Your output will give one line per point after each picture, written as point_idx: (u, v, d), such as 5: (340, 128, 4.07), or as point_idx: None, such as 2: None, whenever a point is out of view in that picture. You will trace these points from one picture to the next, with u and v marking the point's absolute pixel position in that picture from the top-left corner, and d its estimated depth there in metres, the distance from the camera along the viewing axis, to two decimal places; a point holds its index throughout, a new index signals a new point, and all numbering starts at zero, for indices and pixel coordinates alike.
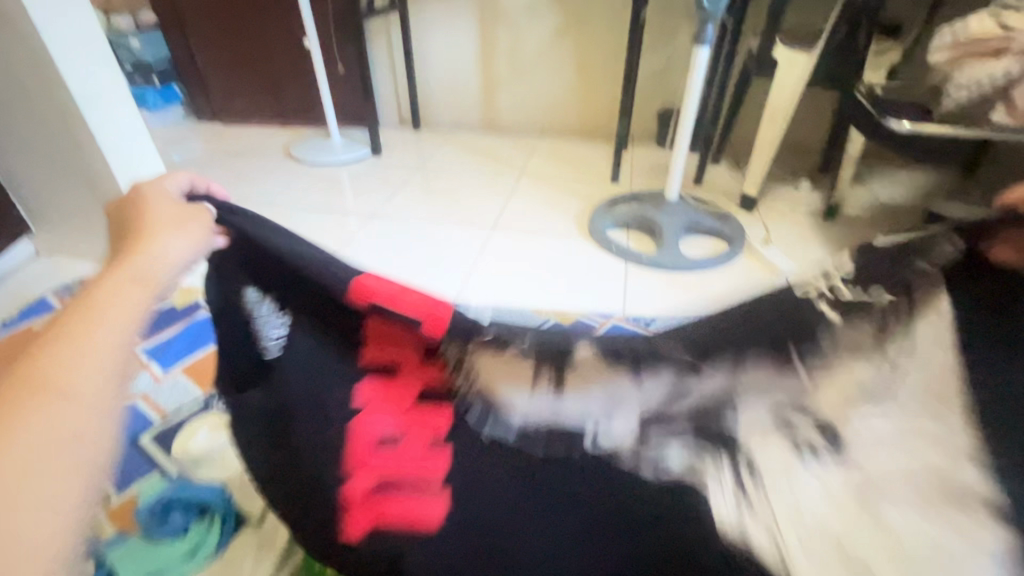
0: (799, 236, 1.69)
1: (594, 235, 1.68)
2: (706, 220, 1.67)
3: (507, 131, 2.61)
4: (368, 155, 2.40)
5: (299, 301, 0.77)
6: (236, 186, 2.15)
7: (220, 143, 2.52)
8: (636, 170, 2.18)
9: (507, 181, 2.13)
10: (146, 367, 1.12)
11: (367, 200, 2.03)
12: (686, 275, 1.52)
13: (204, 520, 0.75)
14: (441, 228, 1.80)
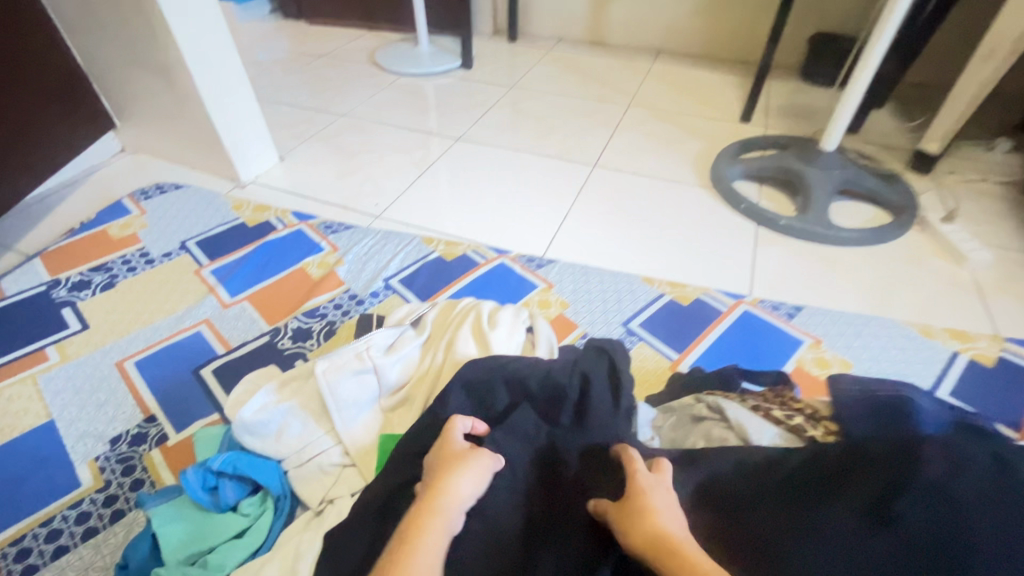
0: (989, 212, 1.30)
1: (718, 186, 1.39)
2: (869, 181, 1.32)
3: (616, 51, 2.24)
4: (457, 68, 2.15)
5: None
6: (317, 93, 1.99)
7: (304, 44, 2.34)
8: (772, 108, 1.79)
9: (613, 110, 1.82)
10: (212, 290, 1.03)
11: (452, 120, 1.82)
12: (833, 248, 1.22)
13: (257, 497, 0.61)
14: (533, 161, 1.56)
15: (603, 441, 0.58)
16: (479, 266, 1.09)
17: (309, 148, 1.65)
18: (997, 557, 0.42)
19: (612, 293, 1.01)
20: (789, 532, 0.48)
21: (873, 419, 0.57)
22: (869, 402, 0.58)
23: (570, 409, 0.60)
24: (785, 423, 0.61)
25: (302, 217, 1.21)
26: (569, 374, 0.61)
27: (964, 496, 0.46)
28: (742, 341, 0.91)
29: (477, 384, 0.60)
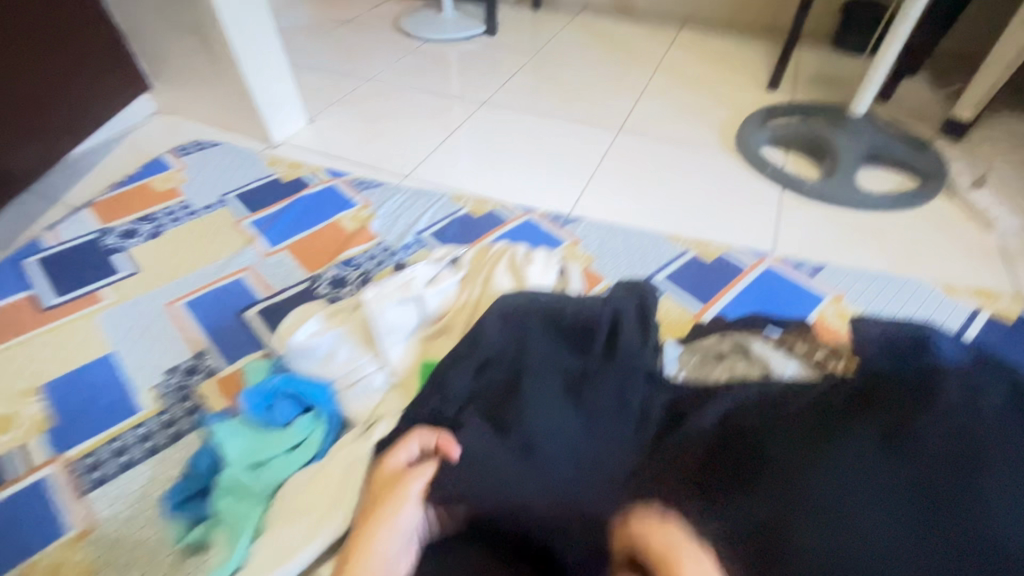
0: (1020, 179, 1.29)
1: (743, 152, 1.39)
2: (897, 147, 1.31)
3: (641, 18, 2.21)
4: (481, 35, 2.15)
5: None
6: (342, 58, 2.01)
7: (328, 10, 2.35)
8: (801, 76, 1.77)
9: (638, 77, 1.82)
10: (253, 240, 1.08)
11: (477, 86, 1.83)
12: (858, 212, 1.22)
13: (308, 416, 0.65)
14: (557, 125, 1.57)
15: (634, 369, 0.62)
16: (507, 223, 1.12)
17: (337, 112, 1.68)
18: (1014, 475, 0.41)
19: (637, 249, 1.04)
20: (806, 450, 0.46)
21: (887, 354, 0.58)
22: (885, 338, 0.60)
23: (600, 340, 0.64)
24: (807, 361, 0.64)
25: (334, 175, 1.25)
26: (601, 310, 0.65)
27: (981, 422, 0.45)
28: (764, 295, 0.94)
29: (516, 316, 0.64)
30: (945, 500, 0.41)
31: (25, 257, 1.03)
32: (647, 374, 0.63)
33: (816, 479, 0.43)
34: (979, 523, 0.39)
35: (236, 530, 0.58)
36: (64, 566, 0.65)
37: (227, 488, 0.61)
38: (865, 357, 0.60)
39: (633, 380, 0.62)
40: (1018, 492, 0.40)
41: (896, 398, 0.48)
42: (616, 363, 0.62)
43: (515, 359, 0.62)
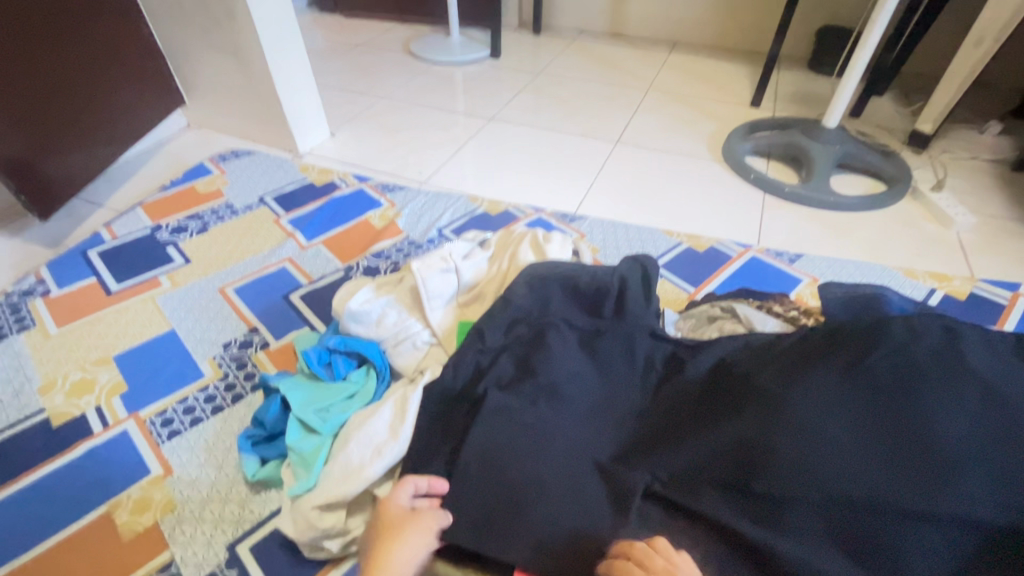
0: (975, 185, 1.44)
1: (729, 160, 1.54)
2: (866, 155, 1.46)
3: (634, 43, 2.40)
4: (486, 58, 2.32)
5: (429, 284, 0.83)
6: (358, 77, 2.17)
7: (342, 35, 2.52)
8: (781, 95, 1.93)
9: (632, 95, 1.98)
10: (291, 235, 1.20)
11: (484, 103, 1.98)
12: (833, 212, 1.36)
13: (363, 369, 0.77)
14: (560, 138, 1.72)
15: (641, 326, 0.74)
16: (519, 220, 1.25)
17: (356, 126, 1.82)
18: (935, 388, 0.55)
19: (636, 242, 1.17)
20: (781, 379, 0.61)
21: (845, 311, 0.72)
22: (845, 298, 0.74)
23: (611, 303, 0.75)
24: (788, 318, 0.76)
25: (361, 180, 1.38)
26: (610, 278, 0.76)
27: (914, 354, 0.59)
28: (750, 278, 1.06)
29: (540, 283, 0.76)
30: (888, 409, 0.55)
31: (87, 250, 1.14)
32: (650, 331, 0.74)
33: (790, 402, 0.58)
34: (915, 428, 0.53)
35: (308, 464, 0.69)
36: (149, 502, 0.75)
37: (297, 427, 0.72)
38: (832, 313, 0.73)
39: (639, 337, 0.73)
40: (938, 399, 0.55)
41: (849, 338, 0.63)
42: (624, 322, 0.74)
43: (540, 318, 0.74)
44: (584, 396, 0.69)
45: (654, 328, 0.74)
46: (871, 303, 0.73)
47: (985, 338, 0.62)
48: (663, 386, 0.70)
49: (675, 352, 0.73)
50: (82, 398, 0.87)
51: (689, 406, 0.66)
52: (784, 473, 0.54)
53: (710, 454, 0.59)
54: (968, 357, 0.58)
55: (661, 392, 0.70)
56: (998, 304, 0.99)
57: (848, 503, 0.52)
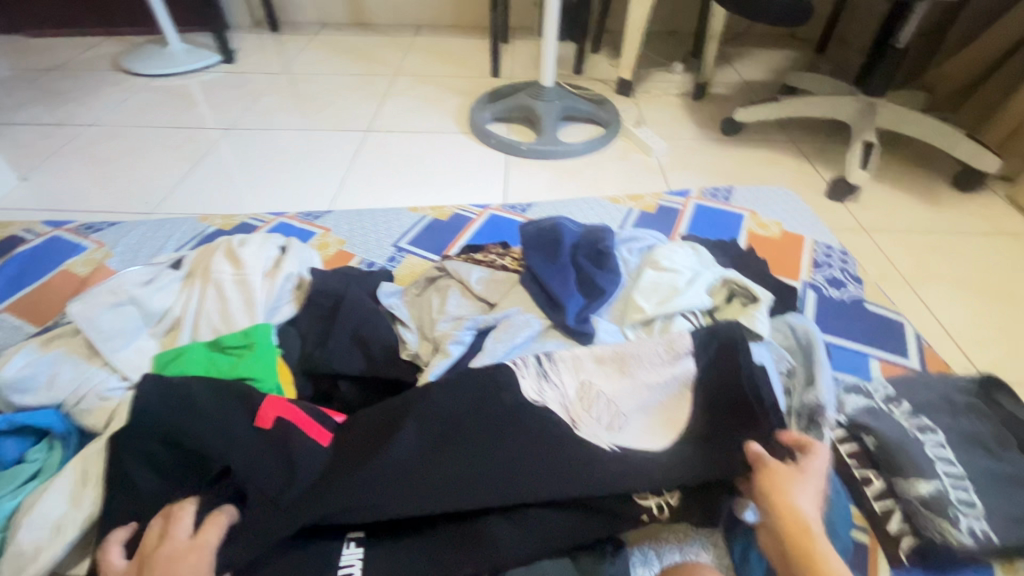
0: (668, 117, 1.73)
1: (473, 130, 1.63)
2: (584, 107, 1.66)
3: (379, 29, 2.38)
4: (219, 63, 2.12)
5: (108, 308, 0.69)
6: (56, 108, 1.81)
7: (28, 57, 2.08)
8: (518, 62, 2.09)
9: (383, 81, 1.97)
10: None
11: (223, 112, 1.81)
12: (565, 160, 1.53)
13: (42, 443, 0.66)
14: (309, 135, 1.65)
15: (361, 320, 0.75)
16: (259, 229, 1.17)
17: (56, 163, 1.54)
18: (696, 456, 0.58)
19: (383, 225, 1.17)
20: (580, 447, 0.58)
21: (534, 256, 0.78)
22: (547, 235, 0.80)
23: (355, 338, 0.73)
24: (502, 261, 0.84)
25: (57, 225, 1.17)
26: (179, 405, 0.61)
27: (501, 412, 0.60)
28: (488, 235, 1.15)
29: (239, 306, 0.72)
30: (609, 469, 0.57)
31: None
32: (232, 442, 0.59)
33: (547, 475, 0.56)
34: (637, 473, 0.57)
35: None
36: None
37: None
38: (532, 280, 0.76)
39: (205, 447, 0.58)
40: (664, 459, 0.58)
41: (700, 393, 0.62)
42: (221, 424, 0.60)
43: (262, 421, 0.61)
44: (363, 508, 0.56)
45: (370, 326, 0.74)
46: (580, 243, 0.80)
47: (789, 331, 0.76)
48: (355, 385, 0.72)
49: (285, 441, 0.60)
50: None
51: (444, 431, 0.59)
52: (507, 525, 0.57)
53: (496, 455, 0.57)
54: (593, 335, 0.70)
55: (332, 400, 0.73)
56: (674, 209, 1.20)
57: (524, 529, 0.57)
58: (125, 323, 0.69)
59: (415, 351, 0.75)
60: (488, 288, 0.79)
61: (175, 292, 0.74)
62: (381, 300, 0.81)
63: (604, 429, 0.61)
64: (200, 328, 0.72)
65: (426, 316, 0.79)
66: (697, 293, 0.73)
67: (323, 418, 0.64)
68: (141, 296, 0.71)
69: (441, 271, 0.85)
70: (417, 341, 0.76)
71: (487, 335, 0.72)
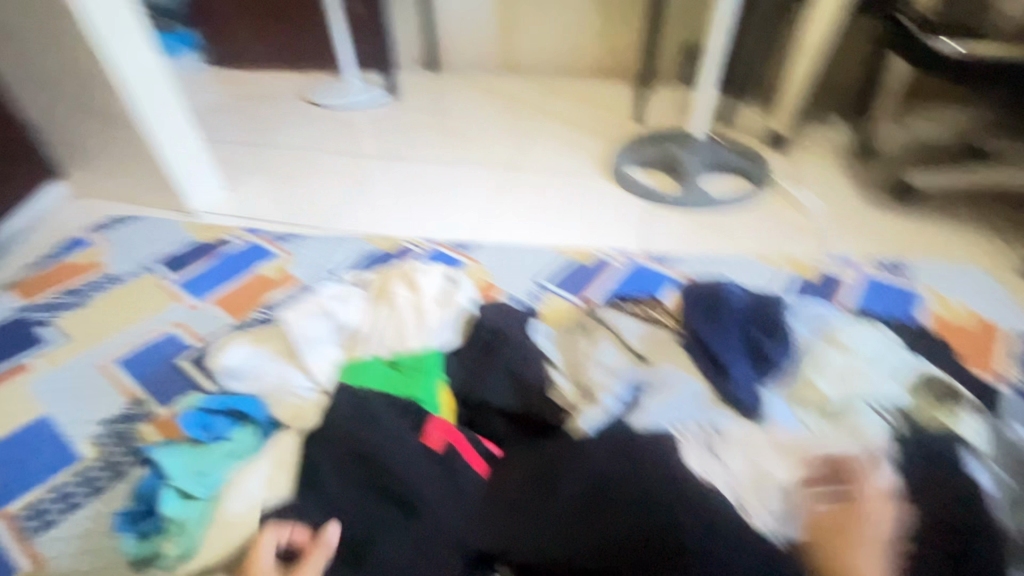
0: (825, 175, 1.61)
1: (614, 175, 1.65)
2: (732, 159, 1.61)
3: (525, 72, 2.52)
4: (384, 99, 2.37)
5: (310, 317, 0.82)
6: (255, 132, 2.14)
7: (237, 87, 2.47)
8: (661, 109, 2.09)
9: (527, 122, 2.08)
10: (180, 297, 1.17)
11: (385, 144, 2.01)
12: (708, 212, 1.48)
13: (241, 424, 0.76)
14: (458, 169, 1.78)
15: (515, 357, 0.77)
16: (415, 254, 1.28)
17: (252, 179, 1.81)
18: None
19: (527, 263, 1.22)
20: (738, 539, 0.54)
21: (701, 315, 0.78)
22: (712, 295, 0.80)
23: (516, 374, 0.75)
24: (657, 314, 0.84)
25: (253, 233, 1.36)
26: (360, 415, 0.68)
27: (653, 474, 0.59)
28: (630, 283, 1.15)
29: (414, 330, 0.81)
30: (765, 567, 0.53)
31: None
32: (397, 463, 0.64)
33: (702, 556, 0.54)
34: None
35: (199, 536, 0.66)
36: None
37: (173, 495, 0.70)
38: (697, 342, 0.75)
39: (379, 457, 0.64)
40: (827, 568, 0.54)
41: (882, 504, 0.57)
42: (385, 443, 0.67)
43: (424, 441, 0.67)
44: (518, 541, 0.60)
45: (524, 361, 0.76)
46: (750, 307, 0.78)
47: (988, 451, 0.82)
48: (503, 417, 0.74)
49: (448, 463, 0.65)
50: None
51: (594, 482, 0.60)
52: None
53: (646, 516, 0.57)
54: (763, 409, 0.68)
55: (483, 428, 0.74)
56: (837, 280, 1.12)
57: None
58: (321, 332, 0.81)
59: (568, 395, 0.73)
60: (643, 342, 0.79)
61: (360, 309, 0.84)
62: (537, 337, 0.82)
63: (772, 516, 0.58)
64: (375, 346, 0.80)
65: (579, 357, 0.79)
66: (884, 381, 0.68)
67: (478, 445, 0.68)
68: (336, 311, 0.83)
69: (598, 314, 0.86)
70: (569, 385, 0.74)
71: (643, 393, 0.70)
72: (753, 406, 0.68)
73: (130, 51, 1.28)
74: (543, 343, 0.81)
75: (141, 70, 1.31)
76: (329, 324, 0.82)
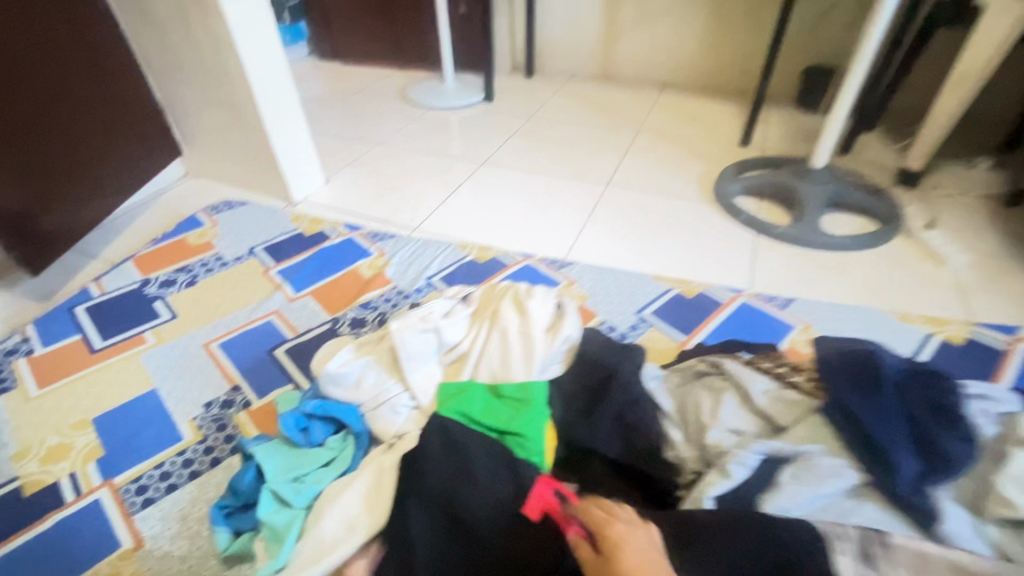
0: (966, 223, 1.43)
1: (719, 201, 1.54)
2: (857, 196, 1.46)
3: (623, 83, 2.44)
4: (479, 101, 2.37)
5: (417, 333, 0.77)
6: (354, 126, 2.19)
7: (340, 81, 2.56)
8: (771, 133, 1.95)
9: (624, 136, 2.00)
10: (280, 287, 1.19)
11: (477, 147, 2.00)
12: (826, 253, 1.34)
13: (340, 435, 0.76)
14: (552, 180, 1.73)
15: (625, 402, 0.70)
16: (509, 267, 1.24)
17: (349, 172, 1.85)
18: None
19: (626, 290, 1.15)
20: None
21: (845, 385, 0.66)
22: (859, 360, 0.67)
23: (625, 424, 0.69)
24: (787, 374, 0.74)
25: (351, 229, 1.38)
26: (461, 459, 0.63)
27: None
28: (740, 325, 1.05)
29: (521, 360, 0.76)
30: None
31: (75, 306, 1.15)
32: (494, 525, 0.59)
33: None
34: None
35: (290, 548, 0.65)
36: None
37: (269, 498, 0.69)
38: (846, 420, 0.64)
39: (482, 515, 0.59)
40: None
41: None
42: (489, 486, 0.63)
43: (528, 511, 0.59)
44: None
45: (637, 412, 0.70)
46: (907, 382, 0.65)
47: None
48: (604, 463, 0.69)
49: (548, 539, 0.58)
50: (57, 465, 0.85)
51: None
52: None
53: None
54: (938, 518, 0.57)
55: (581, 473, 0.70)
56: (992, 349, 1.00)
57: None
58: (426, 350, 0.77)
59: (683, 454, 0.69)
60: (773, 406, 0.70)
61: (466, 330, 0.81)
62: (649, 385, 0.76)
63: None
64: (479, 371, 0.77)
65: (698, 415, 0.72)
66: None
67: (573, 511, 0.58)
68: (443, 328, 0.78)
69: (716, 366, 0.78)
70: (683, 441, 0.70)
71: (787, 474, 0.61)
72: (925, 513, 0.57)
73: (258, 44, 1.34)
74: (657, 393, 0.75)
75: (266, 64, 1.37)
76: (435, 340, 0.78)
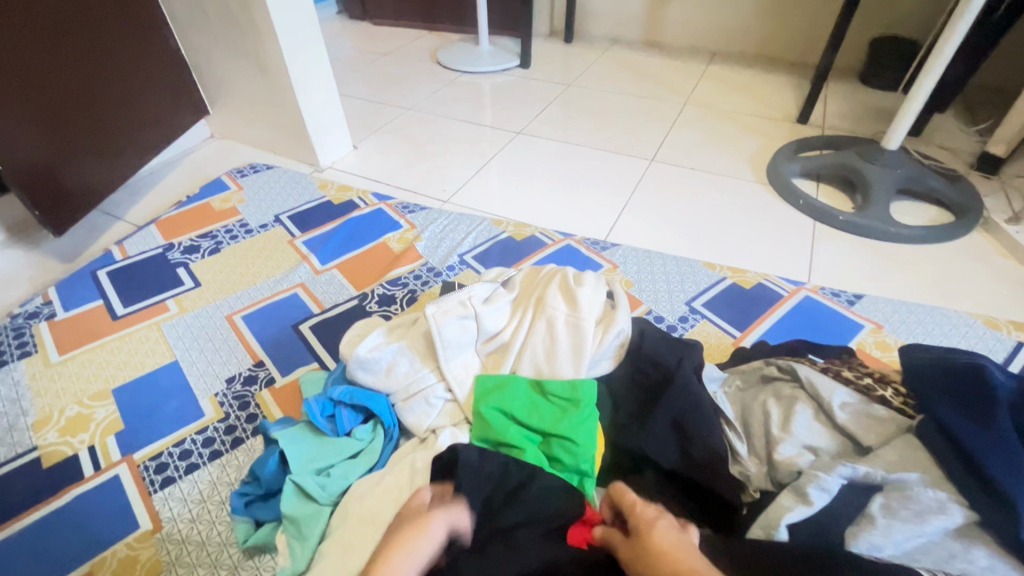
0: None
1: (775, 183, 1.41)
2: (933, 182, 1.32)
3: (669, 51, 2.28)
4: (515, 67, 2.24)
5: (455, 320, 0.69)
6: (384, 89, 2.10)
7: (370, 41, 2.45)
8: (832, 109, 1.79)
9: (670, 108, 1.87)
10: (306, 258, 1.14)
11: (512, 115, 1.89)
12: (895, 245, 1.22)
13: (369, 425, 0.70)
14: (592, 154, 1.62)
15: (685, 407, 0.63)
16: (548, 247, 1.16)
17: (378, 138, 1.77)
18: None
19: (676, 278, 1.06)
20: None
21: (949, 403, 0.57)
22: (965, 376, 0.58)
23: (687, 433, 0.62)
24: (871, 387, 0.66)
25: (381, 199, 1.31)
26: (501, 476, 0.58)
27: None
28: (803, 322, 0.96)
29: (569, 354, 0.68)
30: None
31: (97, 269, 1.11)
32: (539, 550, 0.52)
33: None
34: None
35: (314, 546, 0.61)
36: (134, 562, 0.69)
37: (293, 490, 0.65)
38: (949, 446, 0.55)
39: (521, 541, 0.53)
40: None
41: None
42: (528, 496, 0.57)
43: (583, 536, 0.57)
44: None
45: (698, 419, 0.62)
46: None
47: None
48: (659, 474, 0.62)
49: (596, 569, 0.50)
50: (76, 436, 0.82)
51: None
52: None
53: None
54: None
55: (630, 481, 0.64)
56: None
57: None
58: (464, 338, 0.70)
59: (750, 470, 0.62)
60: (857, 421, 0.62)
61: (508, 317, 0.73)
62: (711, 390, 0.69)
63: None
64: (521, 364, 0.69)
65: (767, 425, 0.64)
66: None
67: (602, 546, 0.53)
68: (483, 315, 0.70)
69: (785, 371, 0.70)
70: (751, 456, 0.63)
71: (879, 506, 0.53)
72: None
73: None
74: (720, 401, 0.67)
75: (294, 17, 1.28)
76: (474, 329, 0.70)
